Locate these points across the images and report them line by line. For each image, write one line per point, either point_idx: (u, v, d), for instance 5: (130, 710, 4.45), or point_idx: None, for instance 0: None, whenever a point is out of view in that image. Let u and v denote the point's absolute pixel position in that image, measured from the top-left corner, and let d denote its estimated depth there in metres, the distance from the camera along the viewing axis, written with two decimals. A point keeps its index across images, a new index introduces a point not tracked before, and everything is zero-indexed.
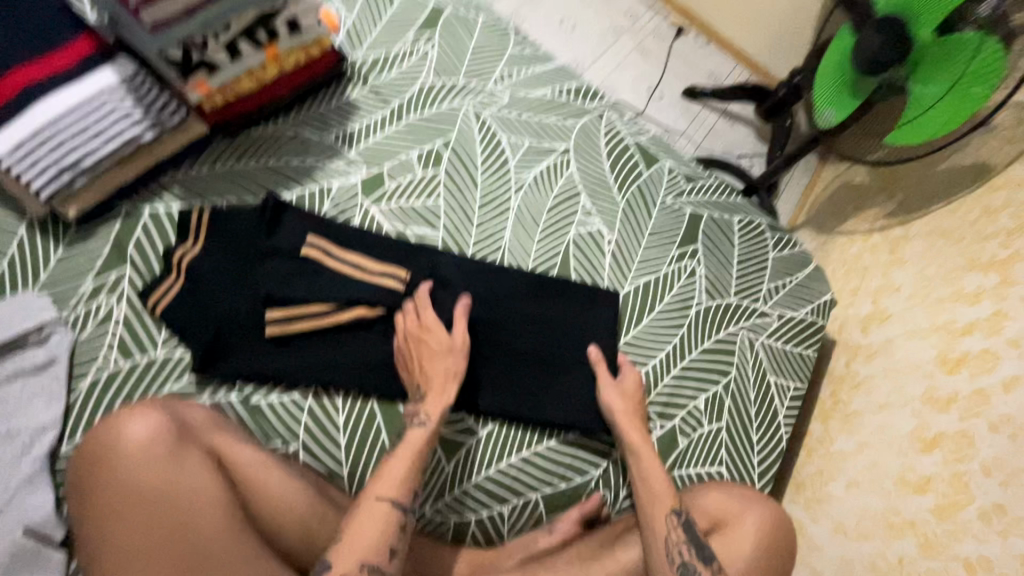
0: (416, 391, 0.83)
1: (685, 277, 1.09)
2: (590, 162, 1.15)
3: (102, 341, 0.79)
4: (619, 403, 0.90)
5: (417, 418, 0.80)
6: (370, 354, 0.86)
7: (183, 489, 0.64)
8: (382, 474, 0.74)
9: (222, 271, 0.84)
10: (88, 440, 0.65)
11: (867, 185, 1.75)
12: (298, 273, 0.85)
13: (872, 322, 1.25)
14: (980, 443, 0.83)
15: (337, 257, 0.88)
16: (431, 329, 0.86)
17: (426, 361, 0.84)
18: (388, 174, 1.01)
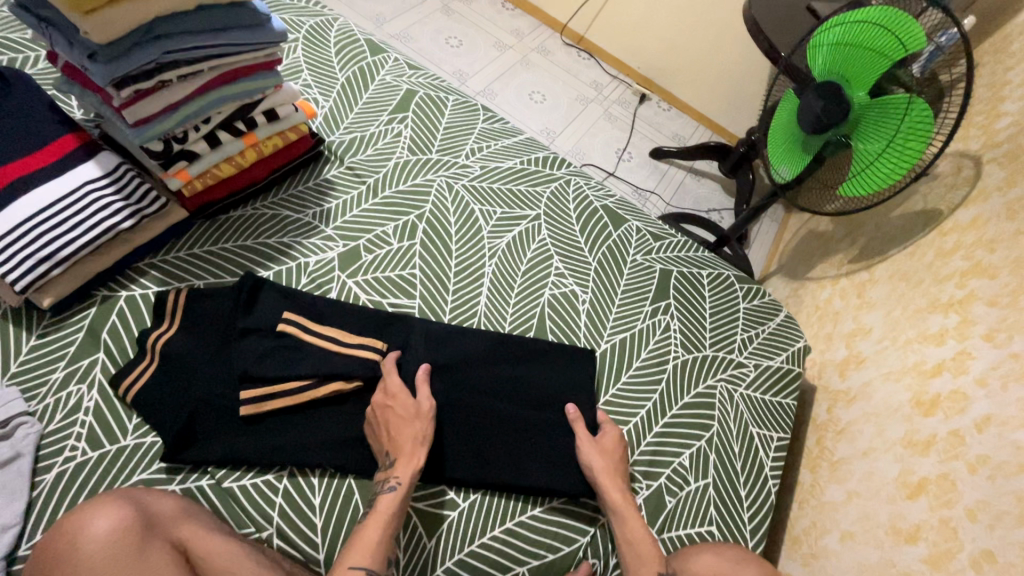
0: (385, 458, 0.81)
1: (660, 332, 1.11)
2: (560, 226, 1.20)
3: (70, 431, 0.76)
4: (598, 461, 0.89)
5: (388, 483, 0.79)
6: (347, 429, 0.85)
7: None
8: (353, 548, 0.72)
9: (198, 352, 0.84)
10: (46, 539, 0.62)
11: (831, 233, 1.83)
12: (275, 349, 0.86)
13: (848, 365, 1.27)
14: (962, 486, 0.81)
15: (314, 331, 0.89)
16: (395, 395, 0.85)
17: (391, 427, 0.83)
18: (364, 248, 1.04)
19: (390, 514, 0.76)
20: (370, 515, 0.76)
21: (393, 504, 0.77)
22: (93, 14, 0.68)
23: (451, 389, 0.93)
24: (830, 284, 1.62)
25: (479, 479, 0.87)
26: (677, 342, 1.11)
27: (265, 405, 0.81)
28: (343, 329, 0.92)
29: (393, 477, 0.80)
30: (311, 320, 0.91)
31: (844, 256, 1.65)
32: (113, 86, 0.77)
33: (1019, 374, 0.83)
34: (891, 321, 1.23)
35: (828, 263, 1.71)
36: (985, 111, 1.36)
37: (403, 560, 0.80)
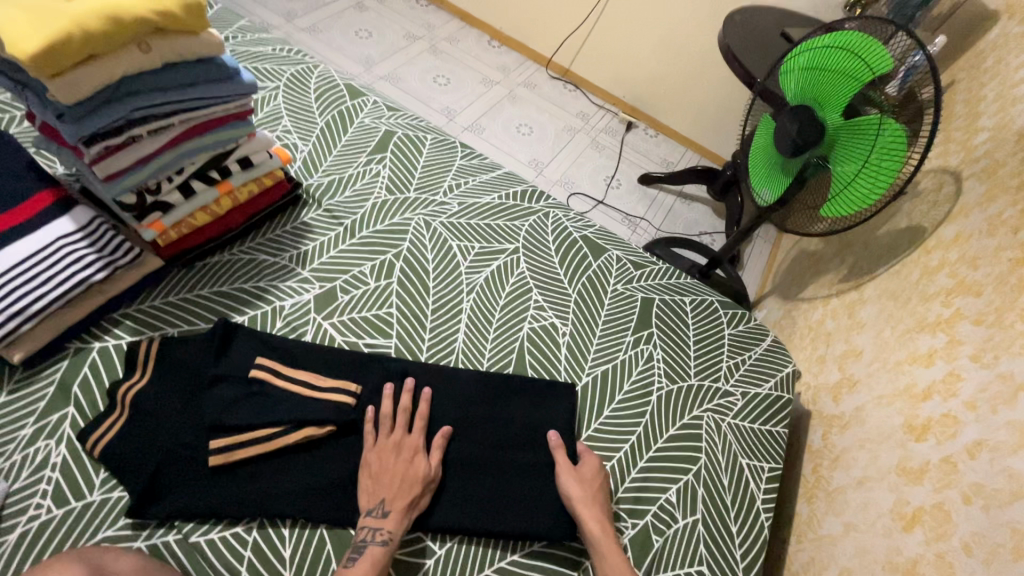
0: (378, 505, 0.80)
1: (643, 362, 1.09)
2: (539, 259, 1.20)
3: (35, 489, 0.75)
4: (575, 490, 0.87)
5: (377, 536, 0.77)
6: (318, 477, 0.83)
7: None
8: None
9: (169, 403, 0.84)
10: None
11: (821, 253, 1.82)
12: (246, 397, 0.85)
13: (841, 389, 1.24)
14: (957, 517, 0.77)
15: (286, 376, 0.89)
16: (415, 450, 0.86)
17: (401, 481, 0.82)
18: (340, 289, 1.04)
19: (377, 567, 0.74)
20: (354, 565, 0.74)
21: (382, 558, 0.75)
22: (60, 77, 0.70)
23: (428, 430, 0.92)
24: (821, 305, 1.60)
25: (455, 525, 0.84)
26: (661, 372, 1.09)
27: (235, 454, 0.80)
28: (317, 372, 0.91)
29: (384, 529, 0.78)
30: (285, 364, 0.91)
31: (834, 276, 1.63)
32: (82, 143, 0.79)
33: (1009, 398, 0.80)
34: (881, 342, 1.21)
35: (819, 284, 1.70)
36: (963, 128, 1.36)
37: None
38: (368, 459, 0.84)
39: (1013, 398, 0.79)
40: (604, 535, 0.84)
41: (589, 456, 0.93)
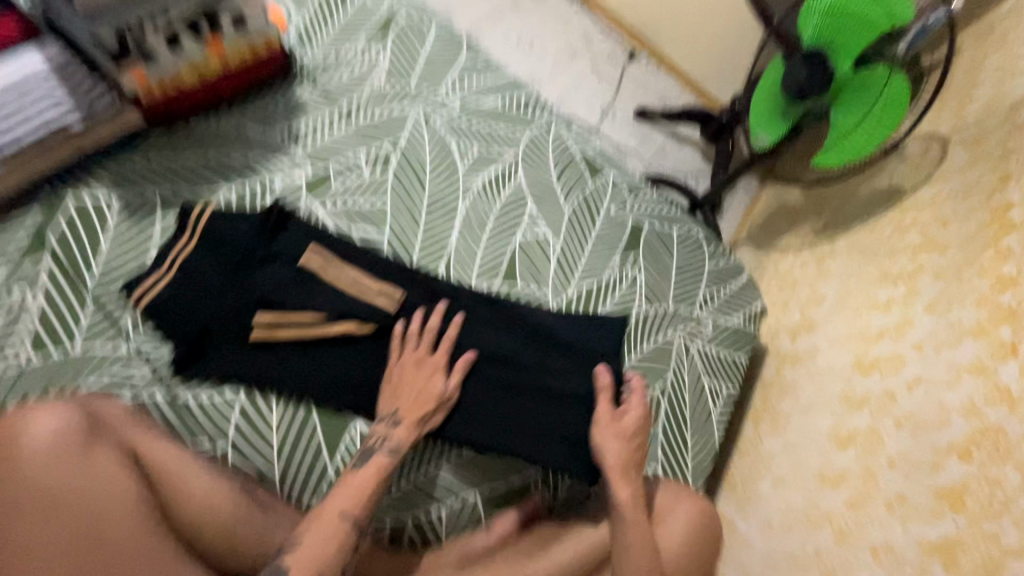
0: (391, 414, 0.81)
1: (627, 284, 1.13)
2: (538, 171, 1.18)
3: (14, 334, 0.74)
4: (614, 448, 0.87)
5: (385, 444, 0.79)
6: (356, 373, 0.85)
7: (89, 493, 0.59)
8: (341, 488, 0.73)
9: (215, 274, 0.84)
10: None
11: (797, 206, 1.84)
12: (295, 281, 0.86)
13: (800, 330, 1.31)
14: (886, 438, 0.87)
15: (335, 271, 0.88)
16: (434, 370, 0.85)
17: (416, 395, 0.83)
18: (333, 175, 1.01)
19: (383, 473, 0.76)
20: (359, 471, 0.76)
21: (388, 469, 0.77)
22: None
23: None
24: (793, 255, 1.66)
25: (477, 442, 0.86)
26: (642, 295, 1.13)
27: (280, 330, 0.83)
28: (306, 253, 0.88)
29: (392, 439, 0.79)
30: (278, 241, 0.88)
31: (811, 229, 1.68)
32: None
33: (953, 341, 0.89)
34: (846, 291, 1.27)
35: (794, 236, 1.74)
36: (958, 92, 1.38)
37: None
38: (388, 368, 0.85)
39: (957, 341, 0.88)
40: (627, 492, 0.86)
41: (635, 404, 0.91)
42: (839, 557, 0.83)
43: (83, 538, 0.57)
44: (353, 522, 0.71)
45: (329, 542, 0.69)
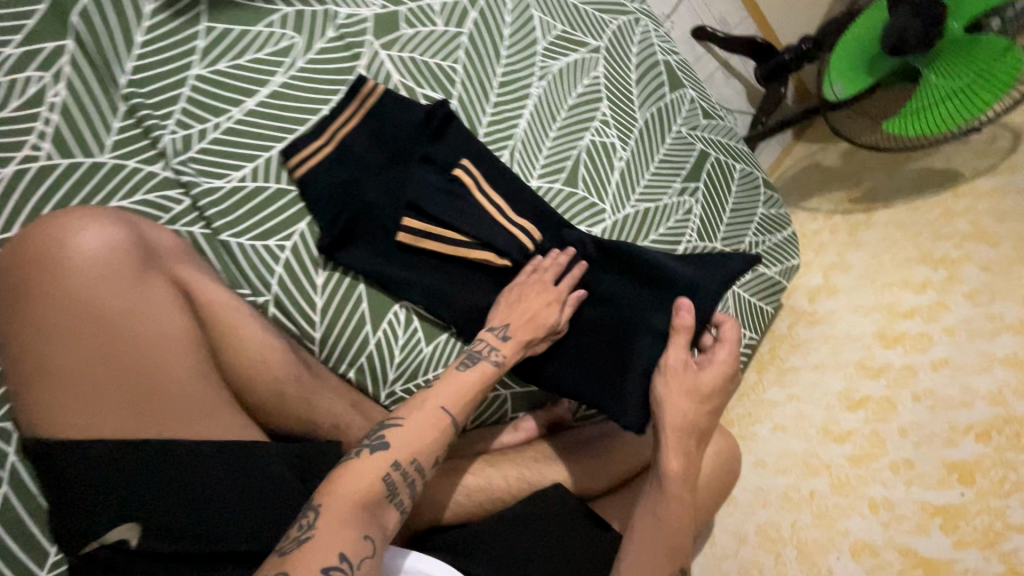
0: (501, 326, 0.76)
1: (682, 213, 1.08)
2: (618, 69, 1.07)
3: (30, 124, 0.62)
4: (677, 400, 0.75)
5: (492, 354, 0.73)
6: (480, 301, 0.81)
7: (140, 323, 0.53)
8: (447, 383, 0.68)
9: (373, 159, 0.79)
10: (14, 257, 0.51)
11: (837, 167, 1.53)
12: (445, 192, 0.81)
13: (818, 291, 1.23)
14: (901, 408, 0.94)
15: (484, 193, 0.83)
16: (552, 294, 0.79)
17: (530, 316, 0.77)
18: (404, 18, 0.87)
19: (484, 384, 0.70)
20: (467, 372, 0.70)
21: (490, 380, 0.71)
22: None
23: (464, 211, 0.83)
24: (822, 217, 1.40)
25: (575, 385, 0.81)
26: (694, 228, 1.09)
27: (423, 242, 0.78)
28: (373, 112, 0.80)
29: (500, 353, 0.73)
30: (373, 107, 0.80)
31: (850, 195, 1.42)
32: None
33: (989, 333, 0.96)
34: (876, 263, 1.21)
35: (826, 199, 1.45)
36: None
37: (398, 356, 0.78)
38: (513, 284, 0.80)
39: (993, 334, 0.95)
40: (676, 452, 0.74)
41: (720, 357, 0.78)
42: (833, 504, 0.91)
43: (137, 379, 0.52)
44: (452, 420, 0.65)
45: (427, 429, 0.62)
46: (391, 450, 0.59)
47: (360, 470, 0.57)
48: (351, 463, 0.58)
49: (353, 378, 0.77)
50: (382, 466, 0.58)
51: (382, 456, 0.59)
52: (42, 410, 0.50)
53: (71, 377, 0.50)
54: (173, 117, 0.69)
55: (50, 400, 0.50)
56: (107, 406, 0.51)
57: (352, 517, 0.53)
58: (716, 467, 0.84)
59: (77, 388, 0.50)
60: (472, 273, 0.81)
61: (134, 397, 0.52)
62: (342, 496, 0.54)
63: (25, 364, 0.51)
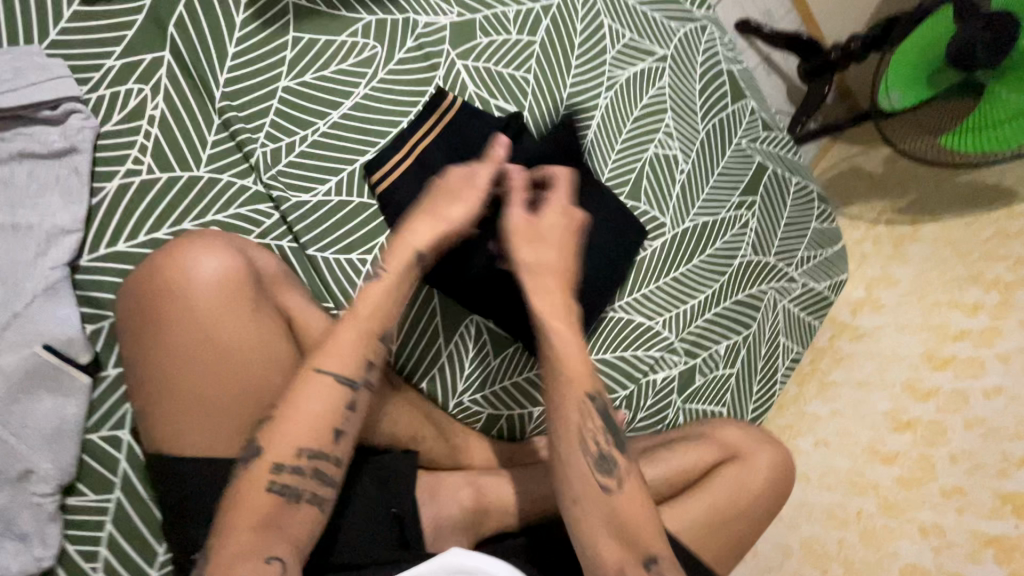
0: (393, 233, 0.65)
1: (737, 228, 1.09)
2: (683, 78, 1.06)
3: (133, 140, 0.63)
4: (530, 253, 0.67)
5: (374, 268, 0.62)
6: None
7: (254, 349, 0.56)
8: (326, 342, 0.57)
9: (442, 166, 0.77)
10: (142, 282, 0.54)
11: (880, 171, 1.47)
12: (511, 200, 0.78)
13: (862, 306, 1.24)
14: (952, 434, 0.96)
15: None
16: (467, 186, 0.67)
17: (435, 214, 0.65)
18: (480, 27, 0.86)
19: (379, 307, 0.60)
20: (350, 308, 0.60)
21: (386, 293, 0.61)
22: None
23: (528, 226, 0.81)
24: (864, 226, 1.38)
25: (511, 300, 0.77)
26: (749, 242, 1.10)
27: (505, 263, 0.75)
28: (450, 126, 0.79)
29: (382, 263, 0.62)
30: (451, 121, 0.79)
31: (890, 206, 1.39)
32: None
33: None
34: (923, 281, 1.20)
35: (867, 207, 1.42)
36: None
37: (468, 368, 0.81)
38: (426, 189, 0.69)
39: None
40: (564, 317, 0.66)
41: (557, 198, 0.71)
42: (881, 525, 0.94)
43: (246, 401, 0.55)
44: (339, 384, 0.56)
45: (309, 402, 0.54)
46: (266, 454, 0.52)
47: (245, 490, 0.51)
48: (237, 487, 0.52)
49: (423, 389, 0.79)
50: (263, 475, 0.52)
51: (259, 464, 0.52)
52: (156, 424, 0.54)
53: (189, 399, 0.54)
54: (263, 129, 0.69)
55: (169, 420, 0.54)
56: (220, 426, 0.55)
57: (262, 539, 0.50)
58: (772, 483, 0.86)
59: (192, 408, 0.54)
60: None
61: (240, 419, 0.55)
62: (234, 531, 0.49)
63: (146, 381, 0.54)
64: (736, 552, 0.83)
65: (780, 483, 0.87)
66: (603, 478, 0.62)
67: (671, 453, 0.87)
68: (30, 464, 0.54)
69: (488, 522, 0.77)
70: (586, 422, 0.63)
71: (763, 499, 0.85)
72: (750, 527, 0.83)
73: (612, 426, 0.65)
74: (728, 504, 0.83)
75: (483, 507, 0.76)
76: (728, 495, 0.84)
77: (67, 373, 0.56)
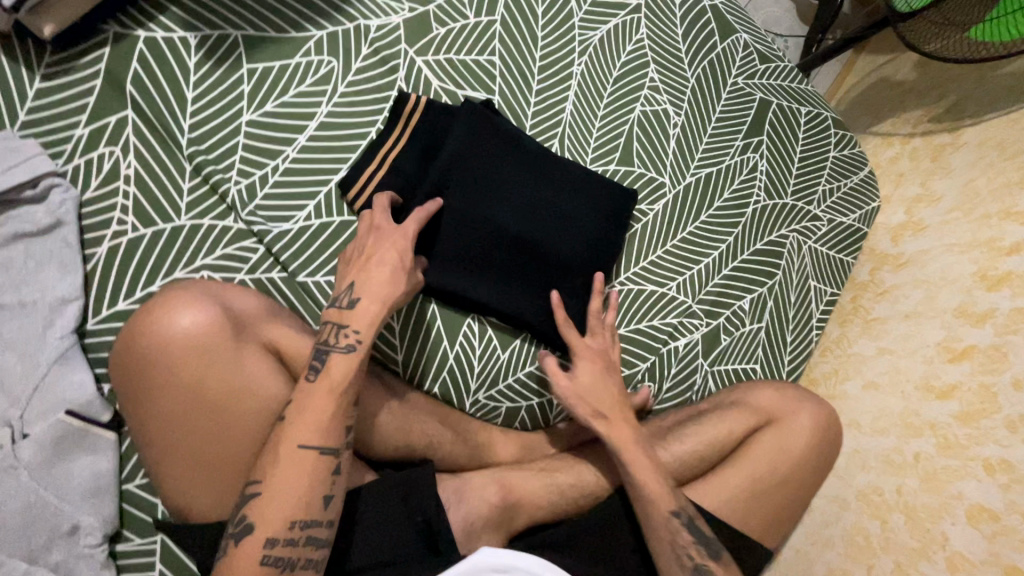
0: (344, 294, 0.64)
1: (747, 171, 1.02)
2: (662, 25, 0.99)
3: (114, 203, 0.65)
4: (583, 402, 0.76)
5: (344, 338, 0.61)
6: (536, 300, 0.80)
7: (240, 395, 0.58)
8: (296, 413, 0.57)
9: (412, 169, 0.77)
10: (127, 349, 0.57)
11: (915, 83, 1.39)
12: (483, 188, 0.78)
13: (903, 231, 1.18)
14: (1015, 357, 0.84)
15: (527, 190, 0.81)
16: (401, 231, 0.68)
17: (380, 267, 0.65)
18: (435, 18, 0.83)
19: (346, 380, 0.59)
20: (317, 380, 0.58)
21: (352, 368, 0.60)
22: None
23: (516, 211, 0.79)
24: (897, 142, 1.34)
25: (499, 299, 0.78)
26: (761, 186, 1.03)
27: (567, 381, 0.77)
28: (418, 130, 0.78)
29: (351, 330, 0.62)
30: (419, 122, 0.78)
31: (925, 115, 1.31)
32: None
33: None
34: (970, 191, 1.09)
35: (902, 119, 1.37)
36: None
37: (477, 366, 0.80)
38: (364, 240, 0.68)
39: None
40: (626, 445, 0.75)
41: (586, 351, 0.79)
42: (941, 466, 0.85)
43: (239, 446, 0.58)
44: (321, 453, 0.56)
45: (296, 476, 0.54)
46: (261, 529, 0.52)
47: (234, 563, 0.51)
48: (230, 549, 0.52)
49: (437, 394, 0.80)
50: (263, 545, 0.52)
51: (255, 538, 0.52)
52: (162, 477, 0.58)
53: (186, 451, 0.57)
54: (235, 167, 0.70)
55: (170, 470, 0.57)
56: (218, 475, 0.57)
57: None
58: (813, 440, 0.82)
59: (191, 460, 0.57)
60: (535, 269, 0.80)
61: (233, 466, 0.58)
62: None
63: (146, 438, 0.58)
64: (781, 511, 0.80)
65: (825, 441, 0.83)
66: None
67: (700, 426, 0.84)
68: (77, 519, 0.58)
69: (520, 514, 0.78)
70: (677, 536, 0.70)
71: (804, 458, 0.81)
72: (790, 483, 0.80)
73: (702, 533, 0.71)
74: (766, 465, 0.80)
75: (513, 501, 0.77)
76: (764, 457, 0.81)
77: (94, 432, 0.60)
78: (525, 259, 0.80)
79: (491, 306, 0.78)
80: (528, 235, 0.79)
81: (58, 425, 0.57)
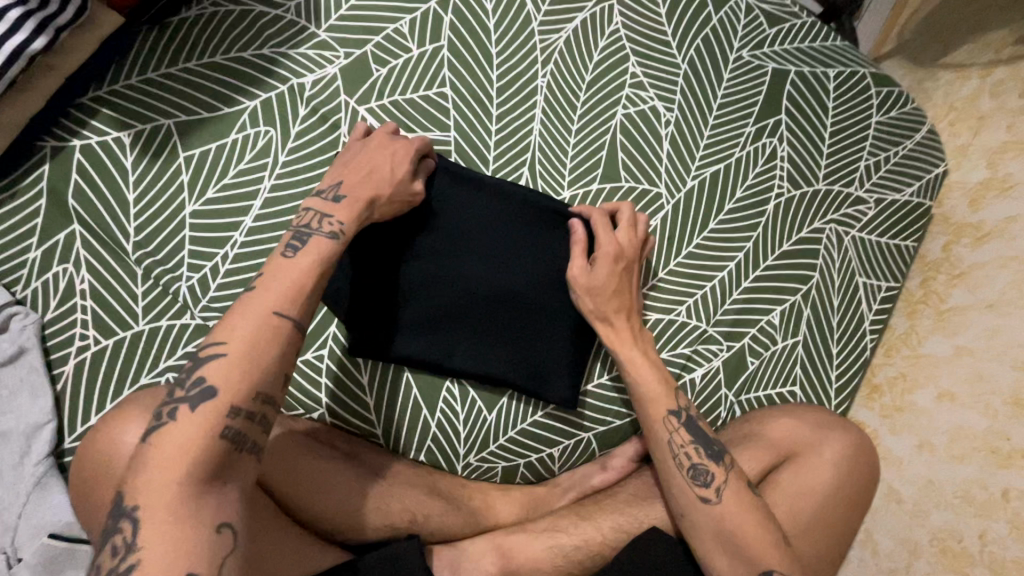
0: (332, 188, 0.66)
1: (764, 160, 0.87)
2: (641, 7, 0.86)
3: (74, 319, 0.66)
4: (587, 301, 0.73)
5: (327, 225, 0.63)
6: (522, 350, 0.74)
7: None
8: (264, 287, 0.57)
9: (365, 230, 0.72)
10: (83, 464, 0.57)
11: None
12: (450, 247, 0.73)
13: (986, 192, 0.93)
14: None
15: (493, 237, 0.74)
16: (398, 146, 0.70)
17: (375, 158, 0.67)
18: (374, 58, 0.77)
19: (324, 258, 0.60)
20: (295, 257, 0.60)
21: (328, 250, 0.61)
22: None
23: (482, 261, 0.73)
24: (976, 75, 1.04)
25: (479, 360, 0.73)
26: (783, 175, 0.87)
27: (580, 292, 0.73)
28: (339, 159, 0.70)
29: (335, 219, 0.63)
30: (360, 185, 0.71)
31: (1011, 34, 1.01)
32: None
33: None
34: None
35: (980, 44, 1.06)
36: None
37: (462, 430, 0.76)
38: (352, 149, 0.69)
39: None
40: (639, 348, 0.74)
41: (604, 245, 0.74)
42: None
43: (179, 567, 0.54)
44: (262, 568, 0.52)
45: (263, 349, 0.53)
46: (222, 397, 0.51)
47: (165, 445, 0.49)
48: (162, 427, 0.50)
49: (426, 461, 0.76)
50: (215, 417, 0.50)
51: (212, 407, 0.50)
52: None
53: None
54: (183, 264, 0.69)
55: None
56: None
57: (182, 511, 0.46)
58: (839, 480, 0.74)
59: None
60: (510, 320, 0.74)
61: None
62: None
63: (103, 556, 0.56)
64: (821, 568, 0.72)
65: (852, 476, 0.74)
66: (700, 487, 0.67)
67: None
68: None
69: None
70: (674, 435, 0.70)
71: (828, 499, 0.73)
72: (820, 529, 0.72)
73: (701, 435, 0.70)
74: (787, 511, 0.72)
75: (512, 569, 0.72)
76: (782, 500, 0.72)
77: (79, 551, 0.60)
78: (501, 313, 0.73)
79: (473, 368, 0.73)
80: (501, 286, 0.73)
81: (43, 549, 0.58)
